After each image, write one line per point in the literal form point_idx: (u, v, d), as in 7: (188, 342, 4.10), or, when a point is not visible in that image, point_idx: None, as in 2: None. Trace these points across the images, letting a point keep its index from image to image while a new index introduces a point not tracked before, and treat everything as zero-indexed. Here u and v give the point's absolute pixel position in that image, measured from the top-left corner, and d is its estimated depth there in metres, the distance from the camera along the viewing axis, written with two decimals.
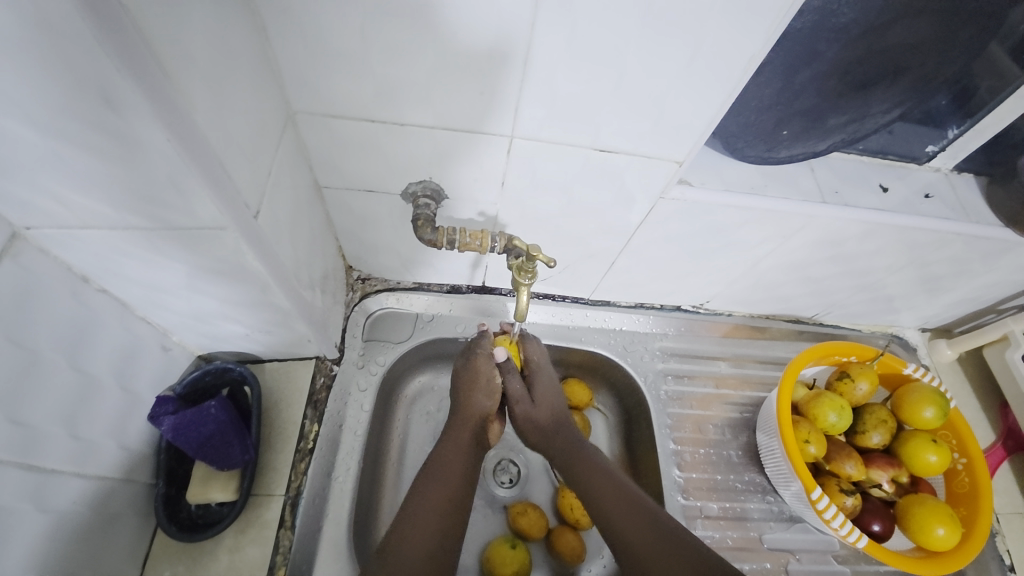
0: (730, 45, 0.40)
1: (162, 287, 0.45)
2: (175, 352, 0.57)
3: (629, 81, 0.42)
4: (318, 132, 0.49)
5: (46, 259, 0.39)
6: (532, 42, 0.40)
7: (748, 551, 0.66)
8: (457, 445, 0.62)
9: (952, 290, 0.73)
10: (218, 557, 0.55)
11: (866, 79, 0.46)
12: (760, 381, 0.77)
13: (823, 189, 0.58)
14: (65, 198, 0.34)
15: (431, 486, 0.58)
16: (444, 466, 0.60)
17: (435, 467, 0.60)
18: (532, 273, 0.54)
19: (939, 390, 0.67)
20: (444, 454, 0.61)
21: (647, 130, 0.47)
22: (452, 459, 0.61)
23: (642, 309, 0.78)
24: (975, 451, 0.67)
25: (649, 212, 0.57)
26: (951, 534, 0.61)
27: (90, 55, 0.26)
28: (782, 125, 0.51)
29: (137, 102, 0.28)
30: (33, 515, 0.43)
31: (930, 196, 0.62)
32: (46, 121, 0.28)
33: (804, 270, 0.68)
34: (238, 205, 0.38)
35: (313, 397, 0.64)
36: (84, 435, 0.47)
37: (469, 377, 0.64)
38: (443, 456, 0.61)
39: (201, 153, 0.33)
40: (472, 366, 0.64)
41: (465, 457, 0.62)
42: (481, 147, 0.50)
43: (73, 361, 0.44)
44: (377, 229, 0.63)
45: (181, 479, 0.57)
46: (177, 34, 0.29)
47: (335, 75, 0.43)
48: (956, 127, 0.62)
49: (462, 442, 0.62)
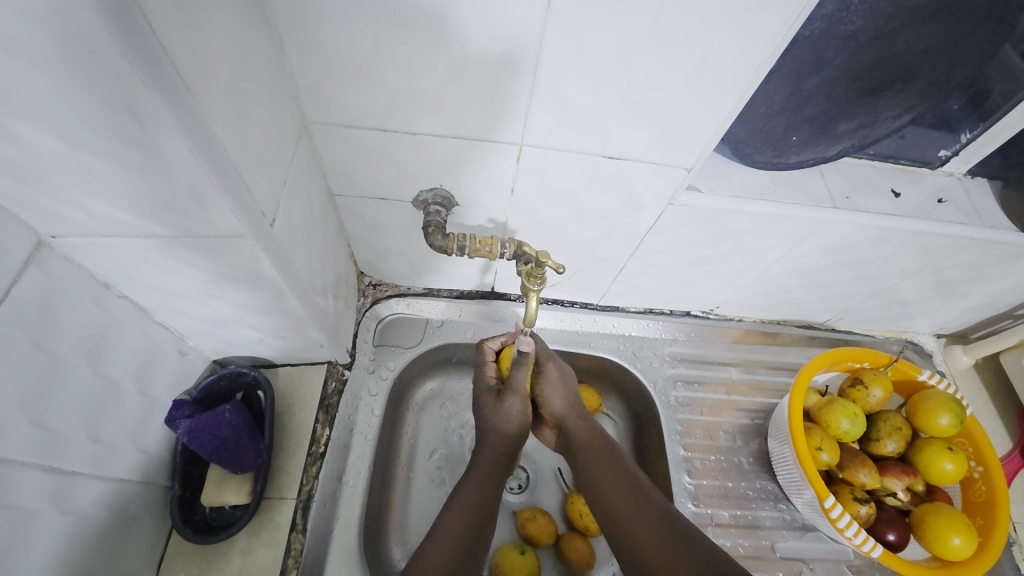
0: (739, 52, 0.40)
1: (180, 293, 0.46)
2: (191, 356, 0.58)
3: (637, 90, 0.43)
4: (332, 142, 0.50)
5: (70, 266, 0.41)
6: (542, 52, 0.40)
7: (760, 559, 0.66)
8: (482, 475, 0.61)
9: (967, 296, 0.72)
10: (231, 559, 0.56)
11: (877, 85, 0.46)
12: (772, 387, 0.76)
13: (833, 195, 0.58)
14: (89, 208, 0.35)
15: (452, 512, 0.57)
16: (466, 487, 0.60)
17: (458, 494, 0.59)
18: (541, 279, 0.55)
19: (955, 397, 0.66)
20: (469, 482, 0.60)
21: (656, 136, 0.47)
22: (477, 488, 0.60)
23: (651, 315, 0.78)
24: (992, 460, 0.66)
25: (658, 218, 0.57)
26: (967, 543, 0.60)
27: (116, 70, 0.27)
28: (791, 131, 0.51)
29: (161, 115, 0.29)
30: (53, 516, 0.44)
31: (943, 200, 0.61)
32: (72, 133, 0.29)
33: (814, 276, 0.68)
34: (254, 213, 0.39)
35: (325, 401, 0.65)
36: (104, 438, 0.48)
37: (498, 414, 0.62)
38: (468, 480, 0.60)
39: (220, 163, 0.34)
40: (502, 403, 0.61)
41: (490, 485, 0.60)
42: (491, 155, 0.50)
43: (94, 365, 0.45)
44: (389, 235, 0.64)
45: (196, 481, 0.58)
46: (198, 47, 0.30)
47: (349, 85, 0.44)
48: (968, 131, 0.61)
49: (488, 471, 0.61)
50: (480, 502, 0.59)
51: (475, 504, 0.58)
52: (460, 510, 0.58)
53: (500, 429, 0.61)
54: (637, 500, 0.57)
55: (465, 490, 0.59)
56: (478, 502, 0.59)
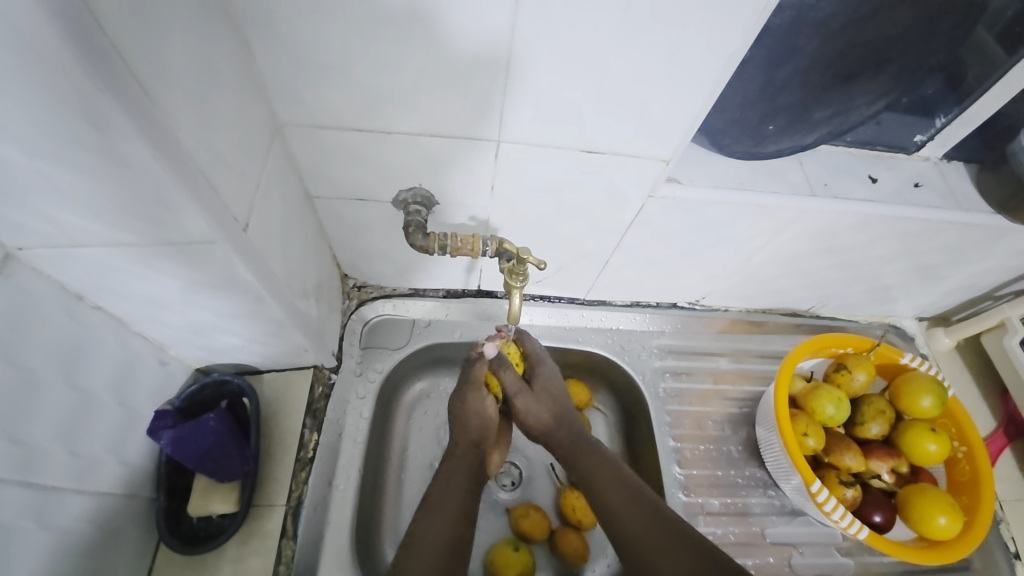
0: (709, 40, 0.39)
1: (157, 302, 0.46)
2: (172, 366, 0.57)
3: (610, 82, 0.43)
4: (306, 143, 0.49)
5: (39, 277, 0.40)
6: (516, 48, 0.40)
7: (751, 546, 0.66)
8: (452, 482, 0.59)
9: (948, 278, 0.73)
10: (221, 568, 0.56)
11: (849, 71, 0.47)
12: (759, 375, 0.77)
13: (812, 183, 0.58)
14: (55, 218, 0.34)
15: (430, 516, 0.56)
16: (443, 496, 0.58)
17: (432, 501, 0.58)
18: (524, 275, 0.55)
19: (936, 379, 0.67)
20: (439, 491, 0.58)
21: (633, 129, 0.47)
22: (450, 488, 0.59)
23: (638, 308, 0.78)
24: (974, 439, 0.67)
25: (640, 210, 0.57)
26: (952, 523, 0.61)
27: (72, 79, 0.26)
28: (768, 121, 0.51)
29: (121, 122, 0.28)
30: (34, 532, 0.43)
31: (919, 185, 0.62)
32: (32, 144, 0.29)
33: (797, 263, 0.68)
34: (226, 218, 0.38)
35: (312, 406, 0.65)
36: (83, 452, 0.47)
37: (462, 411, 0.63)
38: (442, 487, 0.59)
39: (186, 169, 0.33)
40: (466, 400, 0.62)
41: (464, 487, 0.59)
42: (471, 153, 0.50)
43: (70, 378, 0.44)
44: (370, 236, 0.63)
45: (183, 491, 0.57)
46: (157, 52, 0.30)
47: (321, 85, 0.43)
48: (943, 115, 0.62)
49: (455, 472, 0.60)
50: (455, 505, 0.57)
51: (454, 510, 0.57)
52: (435, 518, 0.56)
53: (462, 423, 0.62)
54: (633, 499, 0.56)
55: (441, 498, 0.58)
56: (455, 508, 0.57)
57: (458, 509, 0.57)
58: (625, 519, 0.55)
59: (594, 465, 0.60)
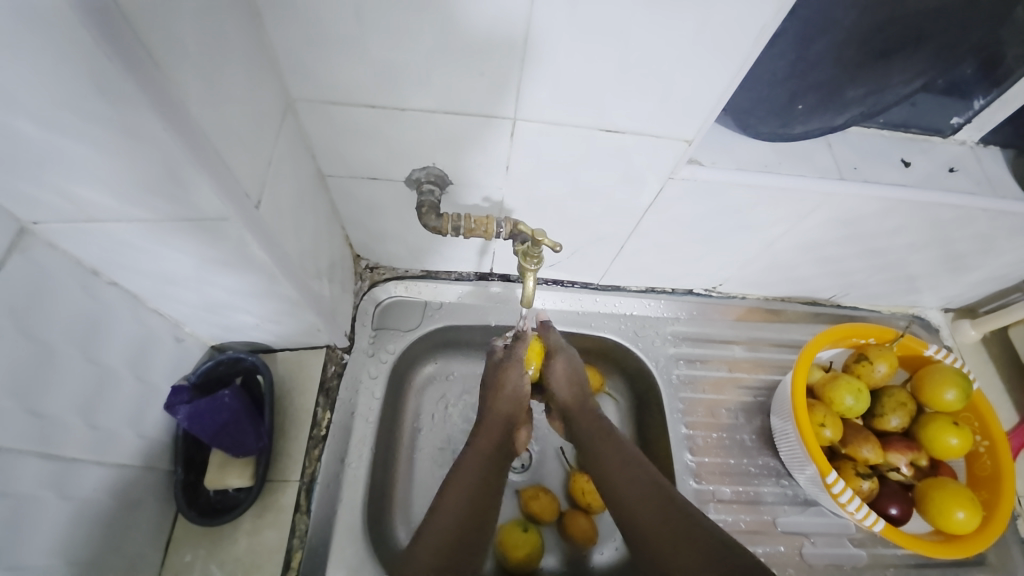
0: (741, 13, 0.38)
1: (172, 279, 0.46)
2: (188, 342, 0.58)
3: (633, 54, 0.41)
4: (317, 119, 0.48)
5: (55, 252, 0.40)
6: (532, 23, 0.38)
7: (762, 534, 0.66)
8: (476, 455, 0.59)
9: (977, 269, 0.71)
10: (237, 540, 0.57)
11: (887, 46, 0.45)
12: (776, 364, 0.76)
13: (840, 166, 0.56)
14: (69, 192, 0.34)
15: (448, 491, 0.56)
16: (464, 469, 0.58)
17: (456, 471, 0.58)
18: (538, 258, 0.54)
19: (961, 371, 0.65)
20: (464, 463, 0.58)
21: (654, 108, 0.46)
22: (472, 463, 0.58)
23: (653, 294, 0.77)
24: (998, 434, 0.65)
25: (659, 192, 0.56)
26: (971, 517, 0.60)
27: (80, 46, 0.25)
28: (798, 99, 0.49)
29: (130, 93, 0.28)
30: (55, 502, 0.44)
31: (954, 169, 0.59)
32: (41, 113, 0.28)
33: (819, 251, 0.66)
34: (238, 194, 0.38)
35: (325, 384, 0.65)
36: (101, 425, 0.48)
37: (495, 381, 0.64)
38: (465, 460, 0.59)
39: (196, 141, 0.32)
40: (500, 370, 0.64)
41: (488, 464, 0.59)
42: (487, 132, 0.49)
43: (87, 352, 0.45)
44: (384, 216, 0.63)
45: (199, 465, 0.58)
46: (167, 21, 0.29)
47: (334, 59, 0.42)
48: (981, 97, 0.59)
49: (484, 446, 0.60)
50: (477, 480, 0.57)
51: (476, 485, 0.57)
52: (457, 488, 0.56)
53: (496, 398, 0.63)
54: (647, 491, 0.55)
55: (463, 471, 0.57)
56: (477, 484, 0.57)
57: (480, 480, 0.57)
58: (638, 510, 0.53)
59: (612, 460, 0.58)
